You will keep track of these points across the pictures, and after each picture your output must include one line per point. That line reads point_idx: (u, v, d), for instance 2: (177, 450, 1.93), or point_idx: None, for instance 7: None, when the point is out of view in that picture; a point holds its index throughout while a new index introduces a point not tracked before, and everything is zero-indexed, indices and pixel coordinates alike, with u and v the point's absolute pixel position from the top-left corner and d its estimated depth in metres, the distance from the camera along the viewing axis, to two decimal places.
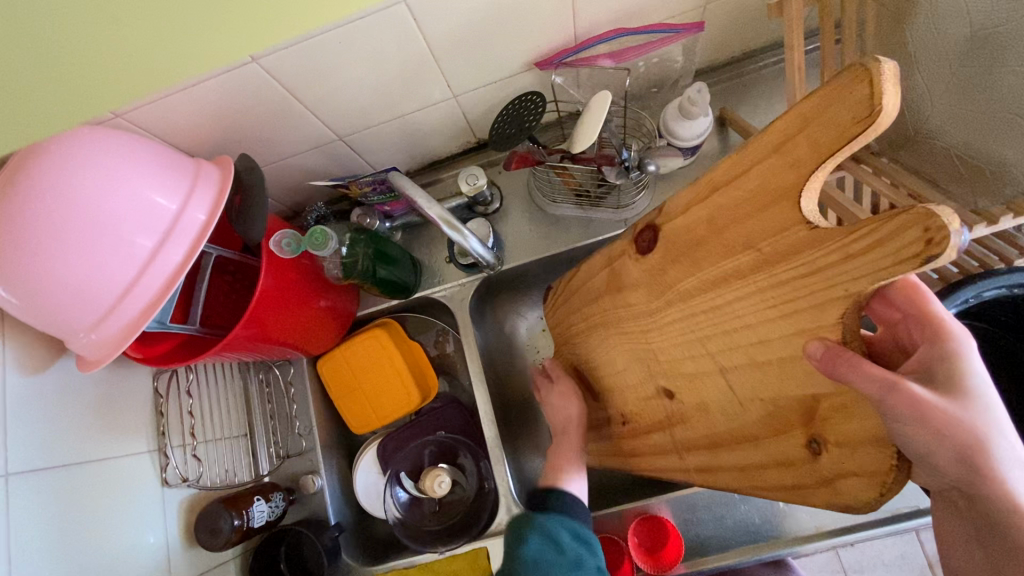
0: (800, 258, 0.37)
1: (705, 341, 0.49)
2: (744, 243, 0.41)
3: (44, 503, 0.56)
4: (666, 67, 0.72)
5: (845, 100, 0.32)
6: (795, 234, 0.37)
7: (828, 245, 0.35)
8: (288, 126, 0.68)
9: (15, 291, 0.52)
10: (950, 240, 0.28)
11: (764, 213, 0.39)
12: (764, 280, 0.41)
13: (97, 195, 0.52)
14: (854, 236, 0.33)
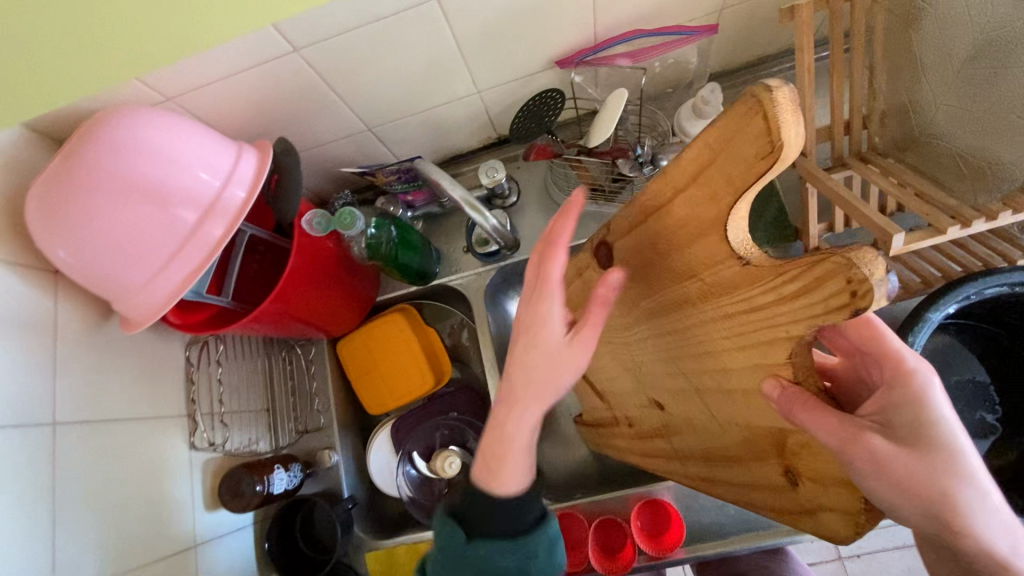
0: (741, 293, 0.39)
1: (675, 363, 0.52)
2: (688, 271, 0.42)
3: (86, 452, 0.60)
4: (681, 67, 0.75)
5: (747, 134, 0.32)
6: (730, 269, 0.39)
7: (763, 286, 0.38)
8: (321, 115, 0.72)
9: (72, 251, 0.57)
10: (871, 292, 0.31)
11: (695, 248, 0.40)
12: (715, 311, 0.43)
13: (149, 168, 0.57)
14: (786, 279, 0.36)
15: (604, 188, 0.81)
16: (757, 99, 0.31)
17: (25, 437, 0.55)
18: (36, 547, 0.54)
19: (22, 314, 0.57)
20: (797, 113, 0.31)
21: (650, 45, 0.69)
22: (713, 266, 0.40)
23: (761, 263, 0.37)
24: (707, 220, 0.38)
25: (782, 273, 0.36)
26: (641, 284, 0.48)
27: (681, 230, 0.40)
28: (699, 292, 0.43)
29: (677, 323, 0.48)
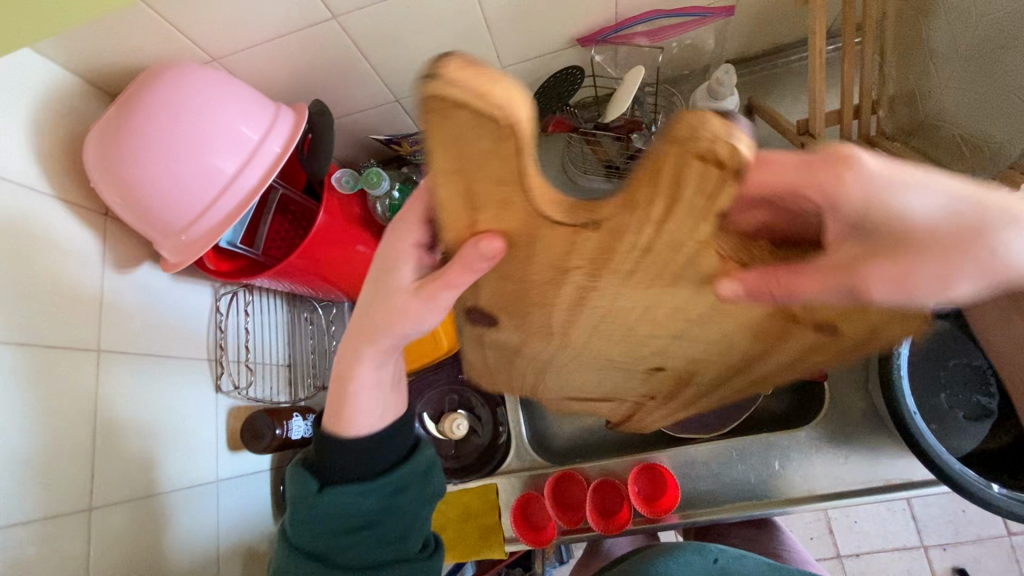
0: (636, 273, 0.31)
1: (631, 361, 0.46)
2: (563, 283, 0.33)
3: (125, 380, 0.65)
4: (697, 50, 0.78)
5: (466, 129, 0.22)
6: (597, 249, 0.29)
7: (656, 258, 0.29)
8: (352, 83, 0.77)
9: (122, 192, 0.61)
10: (744, 146, 0.22)
11: (548, 254, 0.30)
12: (629, 298, 0.35)
13: (195, 120, 0.61)
14: (697, 208, 0.25)
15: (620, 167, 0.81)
16: (429, 104, 0.21)
17: (73, 360, 0.59)
18: (80, 462, 0.58)
19: (73, 248, 0.62)
20: (515, 81, 0.22)
21: (668, 24, 0.73)
22: (608, 234, 0.27)
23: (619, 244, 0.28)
24: (528, 223, 0.27)
25: (672, 213, 0.25)
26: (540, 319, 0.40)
27: (513, 245, 0.30)
28: (586, 301, 0.36)
29: (603, 325, 0.40)
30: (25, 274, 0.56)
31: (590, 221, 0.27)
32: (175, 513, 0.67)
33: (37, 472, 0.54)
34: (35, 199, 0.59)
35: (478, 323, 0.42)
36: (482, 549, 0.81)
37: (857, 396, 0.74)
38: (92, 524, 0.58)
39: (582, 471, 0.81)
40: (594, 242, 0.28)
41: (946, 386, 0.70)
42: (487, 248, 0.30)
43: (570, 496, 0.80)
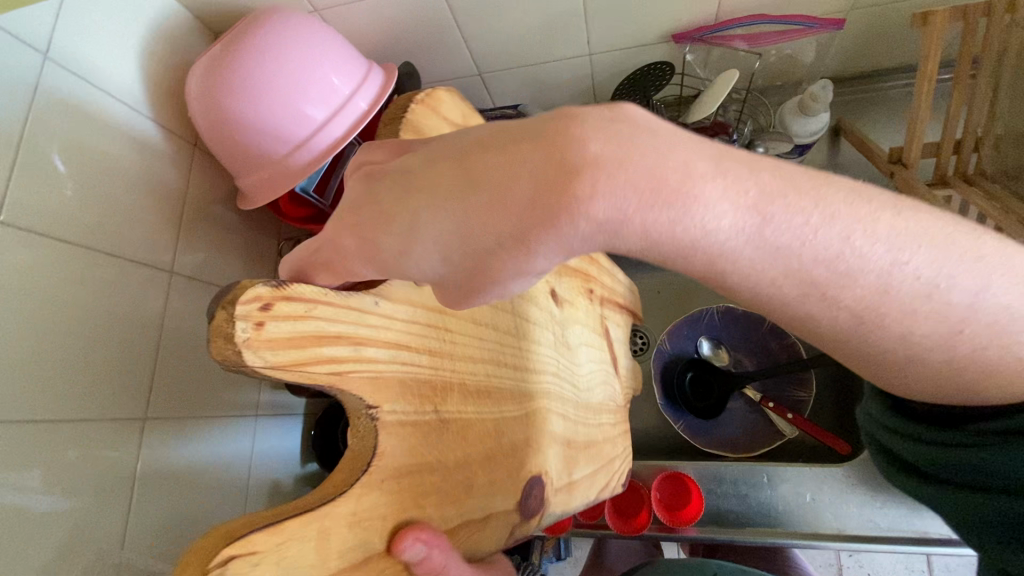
0: (421, 346, 0.36)
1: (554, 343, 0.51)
2: (445, 425, 0.36)
3: (190, 305, 0.67)
4: (792, 63, 0.76)
5: (296, 542, 0.27)
6: (404, 405, 0.34)
7: (394, 341, 0.34)
8: (440, 50, 0.77)
9: (216, 124, 0.64)
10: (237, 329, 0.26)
11: (424, 440, 0.35)
12: (446, 345, 0.38)
13: (295, 65, 0.63)
14: (349, 324, 0.31)
15: None
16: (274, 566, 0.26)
17: (150, 276, 0.62)
18: (141, 374, 0.61)
19: (161, 172, 0.64)
20: None
21: (769, 30, 0.70)
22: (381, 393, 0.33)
23: (386, 377, 0.33)
24: (372, 486, 0.31)
25: (359, 345, 0.32)
26: (486, 415, 0.40)
27: (421, 492, 0.34)
28: (475, 377, 0.40)
29: (482, 354, 0.41)
30: (114, 189, 0.59)
31: (369, 423, 0.32)
32: (214, 439, 0.70)
33: (103, 376, 0.57)
34: (134, 120, 0.62)
35: (527, 507, 0.42)
36: None
37: None
38: (144, 434, 0.60)
39: None
40: (394, 416, 0.33)
41: None
42: (413, 542, 0.31)
43: None
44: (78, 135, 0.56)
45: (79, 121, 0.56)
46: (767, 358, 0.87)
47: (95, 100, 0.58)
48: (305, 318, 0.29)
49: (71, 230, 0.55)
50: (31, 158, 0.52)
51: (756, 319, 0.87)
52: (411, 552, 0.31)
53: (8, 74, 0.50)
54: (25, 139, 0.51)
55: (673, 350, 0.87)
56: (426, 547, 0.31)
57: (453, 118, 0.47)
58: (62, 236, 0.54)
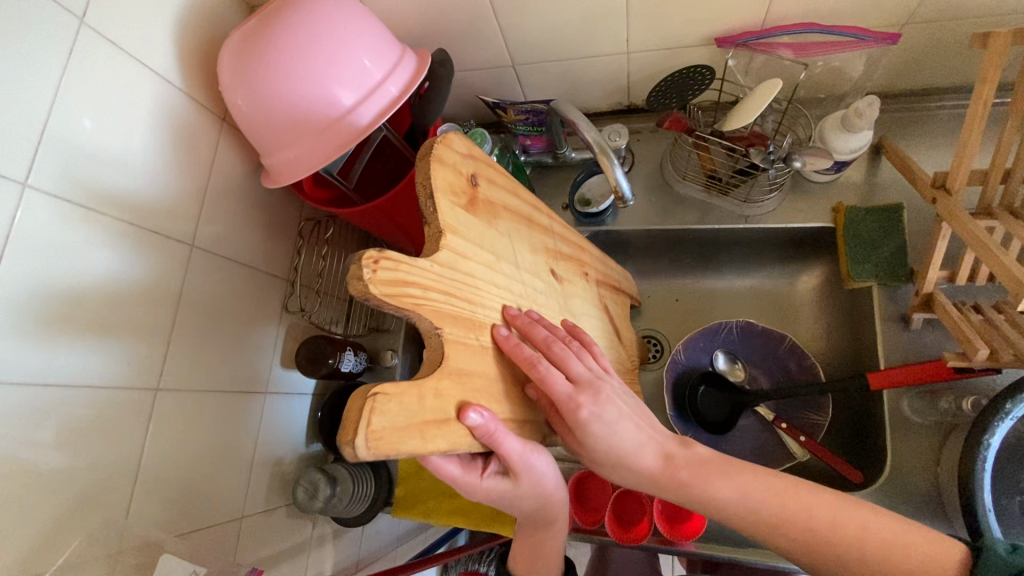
0: (464, 293, 0.45)
1: (557, 305, 0.61)
2: (483, 347, 0.45)
3: (209, 279, 0.68)
4: (839, 76, 0.72)
5: (394, 406, 0.35)
6: (456, 327, 0.43)
7: (446, 287, 0.42)
8: (474, 39, 0.76)
9: (247, 101, 0.63)
10: (362, 259, 0.35)
11: (470, 357, 0.43)
12: (479, 296, 0.47)
13: (328, 45, 0.61)
14: (424, 268, 0.41)
15: (721, 179, 0.81)
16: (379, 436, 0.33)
17: (172, 248, 0.63)
18: (156, 345, 0.61)
19: (190, 145, 0.65)
20: (348, 435, 0.33)
21: (819, 40, 0.67)
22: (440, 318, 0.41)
23: (444, 313, 0.42)
24: (446, 373, 0.40)
25: (425, 290, 0.40)
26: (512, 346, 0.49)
27: (472, 390, 0.42)
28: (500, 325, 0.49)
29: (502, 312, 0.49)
30: (141, 158, 0.59)
31: (437, 342, 0.40)
32: (224, 413, 0.70)
33: (117, 345, 0.57)
34: (166, 91, 0.62)
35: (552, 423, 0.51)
36: (493, 524, 0.81)
37: (922, 475, 0.69)
38: (154, 405, 0.61)
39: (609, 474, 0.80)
40: (452, 335, 0.42)
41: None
42: (475, 413, 0.40)
43: (590, 494, 0.79)
44: (108, 103, 0.56)
45: (111, 88, 0.56)
46: (784, 377, 0.84)
47: (127, 69, 0.58)
48: (398, 268, 0.38)
49: (95, 197, 0.55)
50: (60, 122, 0.52)
51: (775, 337, 0.85)
52: (473, 421, 0.40)
53: (44, 35, 0.50)
54: (56, 102, 0.51)
55: (687, 362, 0.86)
56: (486, 415, 0.41)
57: (463, 153, 0.50)
58: (86, 202, 0.54)
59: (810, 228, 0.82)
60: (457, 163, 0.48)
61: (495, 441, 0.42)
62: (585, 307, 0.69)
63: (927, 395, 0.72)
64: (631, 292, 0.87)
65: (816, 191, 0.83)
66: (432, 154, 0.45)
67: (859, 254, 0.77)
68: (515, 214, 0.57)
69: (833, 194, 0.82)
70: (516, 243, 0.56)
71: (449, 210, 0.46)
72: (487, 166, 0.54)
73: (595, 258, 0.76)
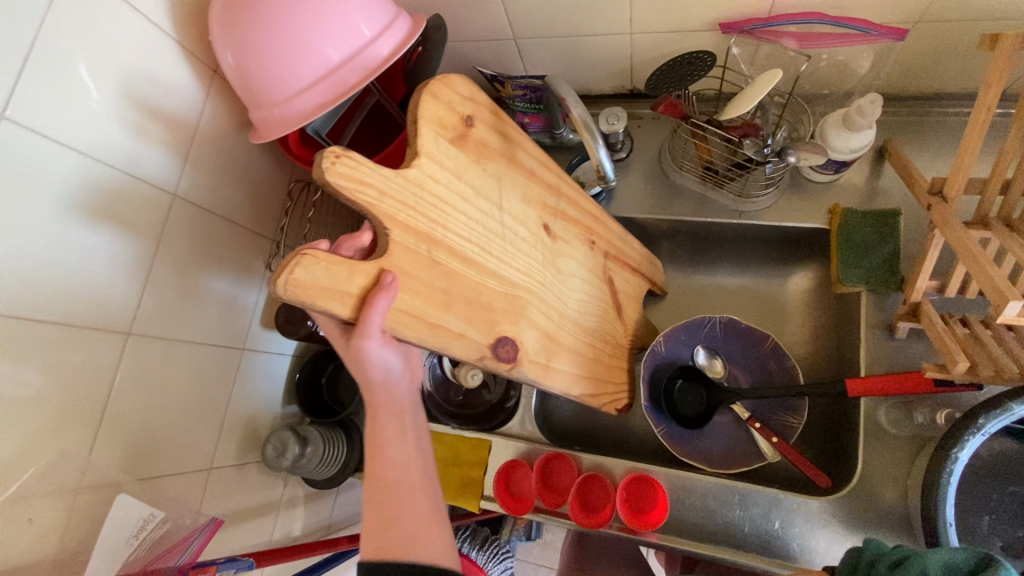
0: (429, 212, 0.43)
1: (542, 260, 0.57)
2: (437, 266, 0.43)
3: (190, 230, 0.68)
4: (846, 71, 0.70)
5: (316, 271, 0.34)
6: (409, 236, 0.41)
7: (407, 197, 0.41)
8: (475, 8, 0.74)
9: (234, 53, 0.63)
10: (319, 152, 0.35)
11: (418, 265, 0.41)
12: (446, 219, 0.44)
13: (318, 1, 0.61)
14: (386, 175, 0.39)
15: (717, 171, 0.79)
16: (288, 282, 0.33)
17: (153, 196, 0.63)
18: (130, 291, 0.61)
19: (176, 93, 0.64)
20: (277, 275, 0.33)
21: (825, 31, 0.65)
22: (394, 224, 0.40)
23: (399, 220, 0.40)
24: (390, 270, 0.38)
25: (382, 193, 0.38)
26: (473, 278, 0.47)
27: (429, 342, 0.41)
28: (470, 258, 0.47)
29: (472, 251, 0.47)
30: (125, 103, 0.59)
31: (384, 240, 0.39)
32: (196, 365, 0.71)
33: (88, 287, 0.57)
34: (156, 38, 0.61)
35: (501, 352, 0.48)
36: (459, 497, 0.82)
37: (891, 486, 0.68)
38: (125, 349, 0.61)
39: (576, 458, 0.79)
40: (402, 241, 0.40)
41: (994, 510, 0.63)
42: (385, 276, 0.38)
43: (556, 477, 0.78)
44: (93, 44, 0.55)
45: (96, 29, 0.56)
46: (764, 376, 0.83)
47: (115, 11, 0.57)
48: (356, 168, 0.37)
49: (73, 137, 0.55)
50: (42, 58, 0.51)
51: (757, 336, 0.83)
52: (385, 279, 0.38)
53: None
54: (39, 37, 0.51)
55: (666, 355, 0.84)
56: (380, 291, 0.37)
57: (464, 94, 0.47)
58: (64, 141, 0.54)
59: (804, 228, 0.81)
60: (454, 100, 0.46)
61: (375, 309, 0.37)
62: (581, 274, 0.65)
63: (905, 406, 0.70)
64: (654, 276, 0.87)
65: (815, 192, 0.81)
66: (425, 85, 0.43)
67: (850, 258, 0.75)
68: (512, 162, 0.54)
69: (831, 196, 0.80)
70: (505, 186, 0.52)
71: (430, 137, 0.44)
72: (489, 111, 0.51)
73: (610, 231, 0.72)
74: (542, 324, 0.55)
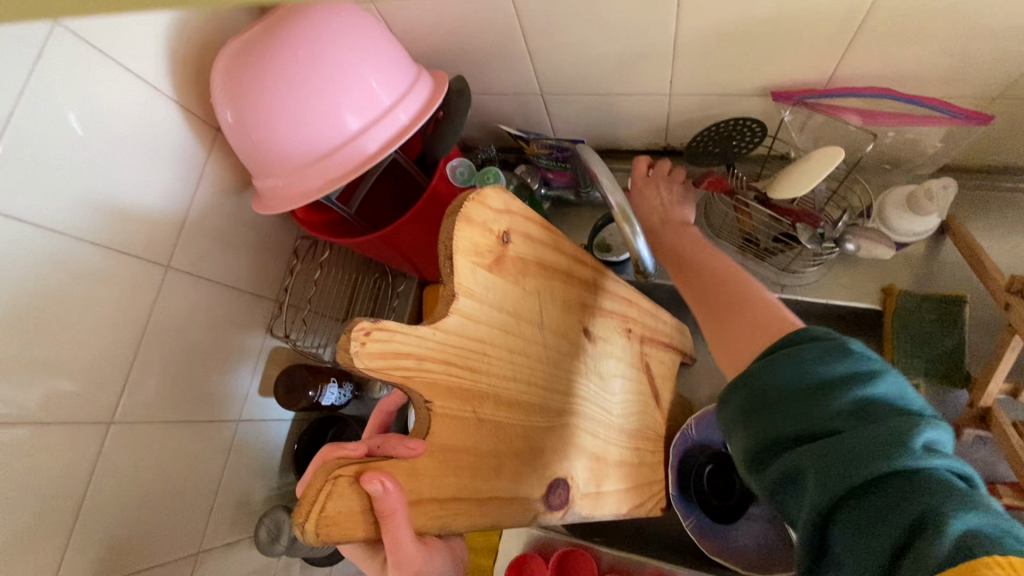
0: (469, 361, 0.40)
1: (584, 372, 0.53)
2: (483, 424, 0.41)
3: (184, 302, 0.62)
4: (914, 147, 0.63)
5: (336, 499, 0.32)
6: (450, 399, 0.38)
7: (449, 354, 0.38)
8: (501, 64, 0.68)
9: (237, 115, 0.57)
10: (348, 330, 0.32)
11: (459, 429, 0.39)
12: (487, 363, 0.42)
13: (334, 66, 0.56)
14: (424, 337, 0.36)
15: (759, 243, 0.72)
16: (318, 527, 0.31)
17: (143, 271, 0.57)
18: (113, 374, 0.56)
19: (173, 156, 0.59)
20: (296, 521, 0.31)
21: (891, 109, 0.58)
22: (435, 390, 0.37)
23: (438, 384, 0.37)
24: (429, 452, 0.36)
25: (420, 360, 0.36)
26: (519, 423, 0.44)
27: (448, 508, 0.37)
28: (512, 399, 0.44)
29: (510, 390, 0.44)
30: (114, 171, 0.53)
31: (426, 414, 0.37)
32: (184, 444, 0.65)
33: (67, 376, 0.52)
34: (151, 97, 0.56)
35: (552, 501, 0.46)
36: None
37: None
38: (106, 438, 0.56)
39: (596, 553, 0.72)
40: (445, 409, 0.38)
41: None
42: (380, 482, 0.33)
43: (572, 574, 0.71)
44: (78, 111, 0.50)
45: (86, 97, 0.50)
46: None
47: (108, 75, 0.52)
48: (392, 338, 0.34)
49: (53, 216, 0.49)
50: (22, 134, 0.46)
51: None
52: (384, 486, 0.33)
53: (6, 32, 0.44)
54: (17, 111, 0.46)
55: (697, 438, 0.77)
56: (389, 485, 0.33)
57: (499, 209, 0.42)
58: (41, 220, 0.48)
59: (852, 307, 0.73)
60: (490, 219, 0.41)
61: (402, 523, 0.34)
62: (619, 372, 0.59)
63: None
64: (683, 346, 0.78)
65: (865, 267, 0.74)
66: (457, 215, 0.38)
67: (907, 347, 0.68)
68: (551, 269, 0.49)
69: (883, 273, 0.73)
70: (544, 302, 0.48)
71: (468, 272, 0.40)
72: (527, 217, 0.46)
73: (644, 312, 0.65)
74: (568, 440, 0.49)
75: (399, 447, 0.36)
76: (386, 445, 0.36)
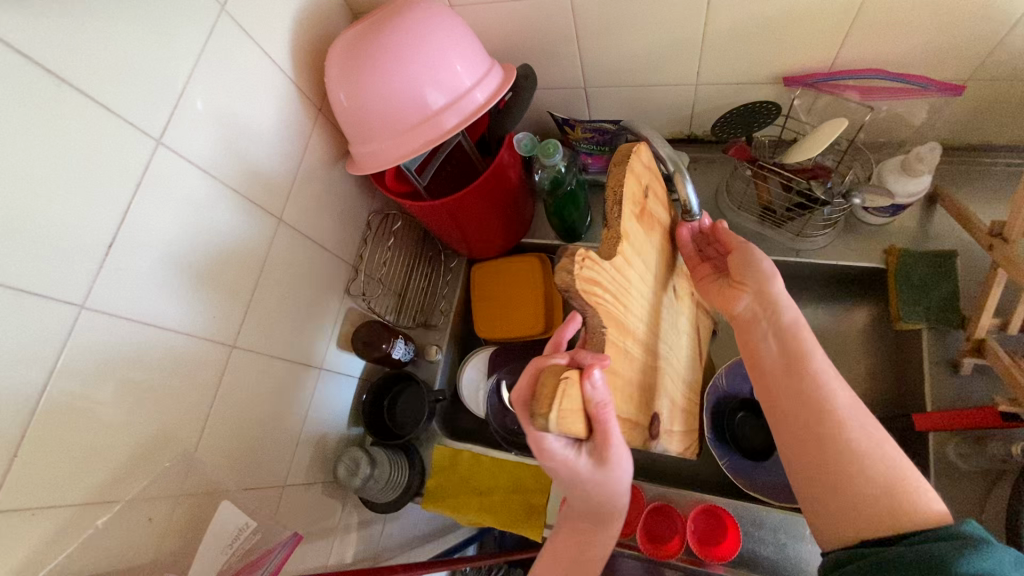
0: (623, 298, 0.48)
1: (671, 323, 0.62)
2: (626, 354, 0.49)
3: (290, 255, 0.72)
4: (901, 119, 0.75)
5: (567, 395, 0.38)
6: (614, 328, 0.46)
7: (615, 287, 0.46)
8: (554, 60, 0.81)
9: (348, 95, 0.69)
10: (568, 252, 0.41)
11: (615, 354, 0.46)
12: (630, 302, 0.50)
13: (429, 52, 0.67)
14: (605, 268, 0.44)
15: (775, 212, 0.84)
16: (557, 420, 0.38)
17: (264, 220, 0.67)
18: (237, 307, 0.65)
19: (290, 127, 0.70)
20: (542, 415, 0.37)
21: (882, 85, 0.71)
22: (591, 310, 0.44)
23: (609, 314, 0.45)
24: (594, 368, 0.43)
25: (600, 288, 0.44)
26: (640, 358, 0.52)
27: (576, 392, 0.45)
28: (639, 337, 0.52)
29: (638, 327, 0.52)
30: (248, 132, 0.64)
31: (600, 337, 0.44)
32: (282, 383, 0.74)
33: (207, 300, 0.61)
34: (278, 75, 0.67)
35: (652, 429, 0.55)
36: (522, 524, 0.83)
37: (967, 524, 0.69)
38: (228, 360, 0.64)
39: (642, 488, 0.80)
40: (611, 337, 0.45)
41: None
42: (596, 379, 0.40)
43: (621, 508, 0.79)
44: (229, 78, 0.60)
45: (236, 69, 0.61)
46: None
47: (251, 52, 0.62)
48: (590, 259, 0.42)
49: (207, 163, 0.59)
50: (193, 91, 0.56)
51: None
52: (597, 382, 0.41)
53: (190, 10, 0.55)
54: (192, 72, 0.56)
55: (728, 388, 0.86)
56: (601, 379, 0.41)
57: (646, 166, 0.52)
58: (201, 165, 0.58)
59: (859, 268, 0.84)
60: (641, 173, 0.51)
61: (607, 416, 0.42)
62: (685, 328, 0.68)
63: (976, 442, 0.71)
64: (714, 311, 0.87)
65: (869, 234, 0.85)
66: (627, 163, 0.48)
67: (909, 296, 0.78)
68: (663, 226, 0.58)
69: (884, 238, 0.84)
70: (658, 251, 0.57)
71: (628, 218, 0.48)
72: (658, 180, 0.56)
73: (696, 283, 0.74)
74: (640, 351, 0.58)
75: (596, 354, 0.43)
76: (577, 356, 0.43)
